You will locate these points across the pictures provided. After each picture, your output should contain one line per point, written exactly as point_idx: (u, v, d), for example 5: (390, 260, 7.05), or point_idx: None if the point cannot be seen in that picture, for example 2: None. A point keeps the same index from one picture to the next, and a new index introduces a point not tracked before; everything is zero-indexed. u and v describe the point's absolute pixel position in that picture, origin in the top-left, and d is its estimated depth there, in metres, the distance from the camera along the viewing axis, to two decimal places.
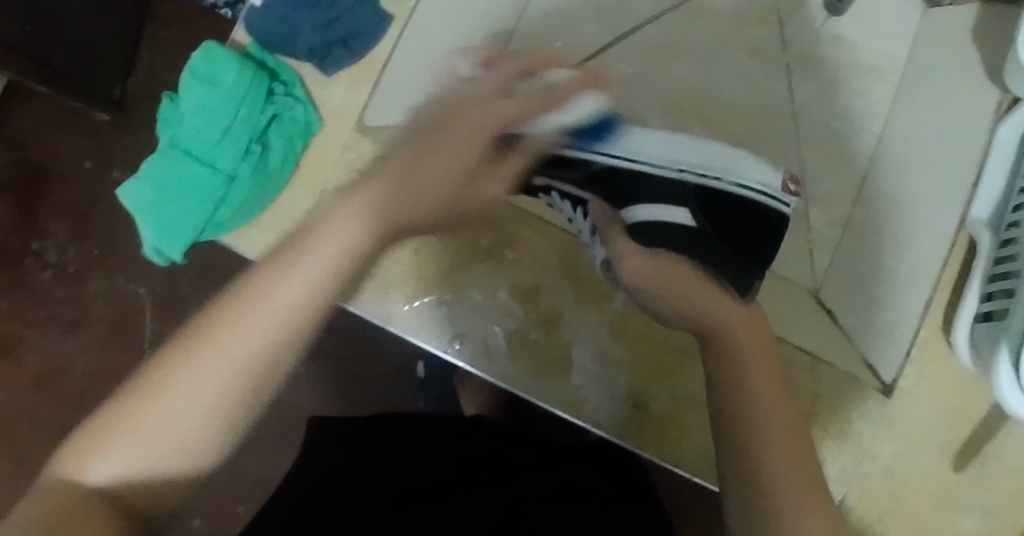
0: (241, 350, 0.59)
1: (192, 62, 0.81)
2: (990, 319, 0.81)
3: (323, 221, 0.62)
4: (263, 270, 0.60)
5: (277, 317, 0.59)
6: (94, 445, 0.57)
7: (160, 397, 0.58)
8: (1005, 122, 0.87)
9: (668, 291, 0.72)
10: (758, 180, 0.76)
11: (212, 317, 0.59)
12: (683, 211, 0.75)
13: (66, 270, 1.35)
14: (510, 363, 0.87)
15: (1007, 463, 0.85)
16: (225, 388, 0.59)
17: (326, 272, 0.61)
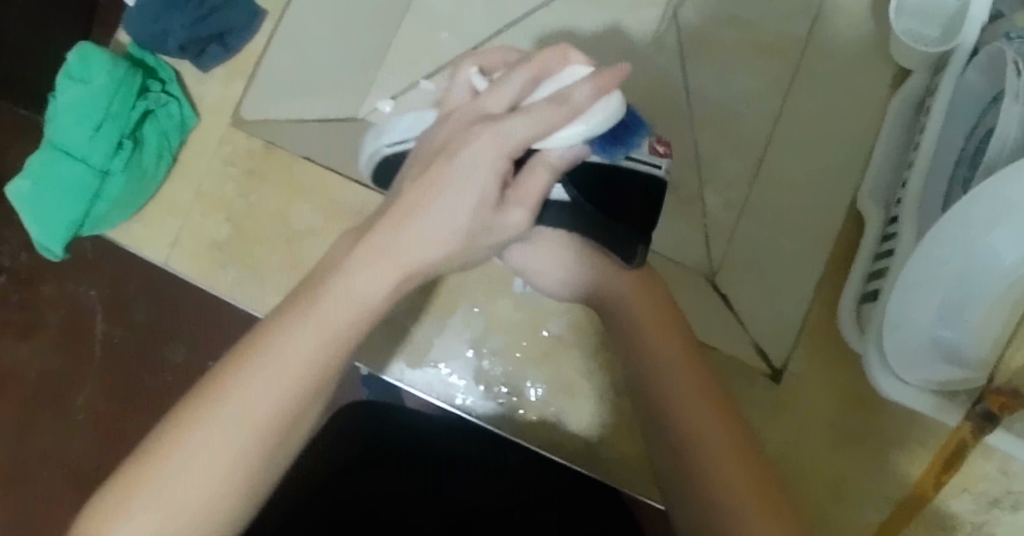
0: (268, 406, 0.55)
1: (67, 62, 0.83)
2: (874, 297, 0.77)
3: (351, 263, 0.57)
4: (264, 330, 0.56)
5: (296, 376, 0.55)
6: (119, 507, 0.54)
7: (192, 451, 0.54)
8: (896, 96, 0.84)
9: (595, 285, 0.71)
10: (625, 149, 0.66)
11: (229, 368, 0.55)
12: (559, 186, 0.67)
13: (19, 276, 1.33)
14: (393, 355, 0.82)
15: (908, 449, 0.77)
16: (253, 450, 0.55)
17: (353, 321, 0.57)
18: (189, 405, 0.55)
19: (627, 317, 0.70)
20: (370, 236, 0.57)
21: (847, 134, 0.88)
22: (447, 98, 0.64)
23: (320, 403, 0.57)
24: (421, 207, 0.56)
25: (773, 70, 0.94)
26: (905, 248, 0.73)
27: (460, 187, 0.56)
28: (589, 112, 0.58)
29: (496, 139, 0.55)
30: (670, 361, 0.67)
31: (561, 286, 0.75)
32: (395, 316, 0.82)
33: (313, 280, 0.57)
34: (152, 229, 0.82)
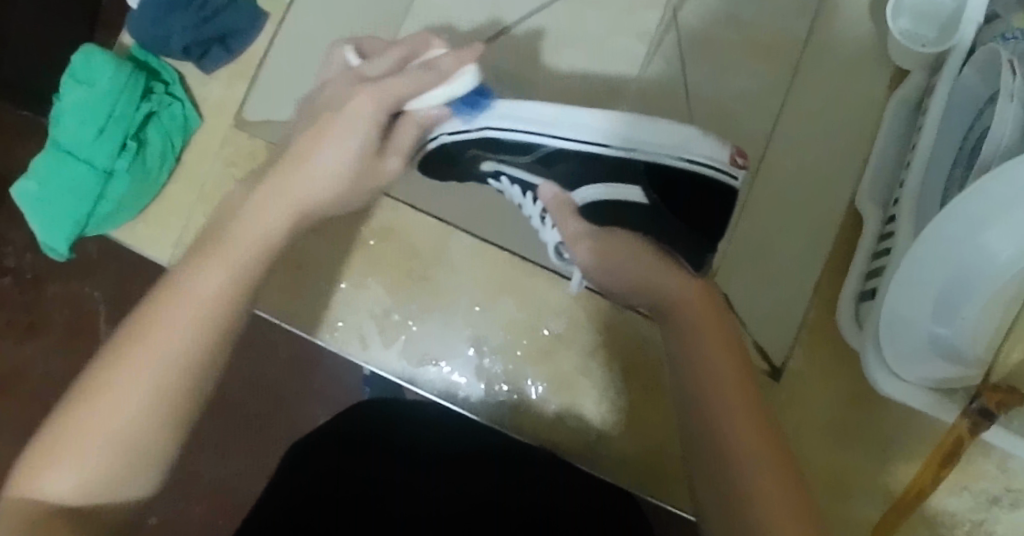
0: (168, 346, 0.55)
1: (71, 63, 0.84)
2: (871, 296, 0.78)
3: (252, 199, 0.60)
4: (175, 278, 0.58)
5: (200, 306, 0.57)
6: (47, 454, 0.54)
7: (115, 390, 0.55)
8: (893, 96, 0.85)
9: (626, 272, 0.69)
10: (704, 155, 0.66)
11: (149, 306, 0.57)
12: (637, 189, 0.69)
13: (24, 276, 1.33)
14: (393, 352, 0.82)
15: (908, 446, 0.79)
16: (171, 386, 0.55)
17: (250, 257, 0.59)
18: (123, 342, 0.56)
19: (688, 327, 0.64)
20: (280, 173, 0.61)
21: (841, 136, 0.90)
22: (461, 78, 0.63)
23: (224, 339, 0.58)
24: (298, 170, 0.61)
25: (771, 68, 0.94)
26: (902, 247, 0.73)
27: (357, 119, 0.61)
28: (452, 79, 0.63)
29: (385, 100, 0.61)
30: (731, 379, 0.60)
31: (619, 283, 0.70)
32: (394, 314, 0.82)
33: (222, 220, 0.61)
34: (154, 229, 0.84)
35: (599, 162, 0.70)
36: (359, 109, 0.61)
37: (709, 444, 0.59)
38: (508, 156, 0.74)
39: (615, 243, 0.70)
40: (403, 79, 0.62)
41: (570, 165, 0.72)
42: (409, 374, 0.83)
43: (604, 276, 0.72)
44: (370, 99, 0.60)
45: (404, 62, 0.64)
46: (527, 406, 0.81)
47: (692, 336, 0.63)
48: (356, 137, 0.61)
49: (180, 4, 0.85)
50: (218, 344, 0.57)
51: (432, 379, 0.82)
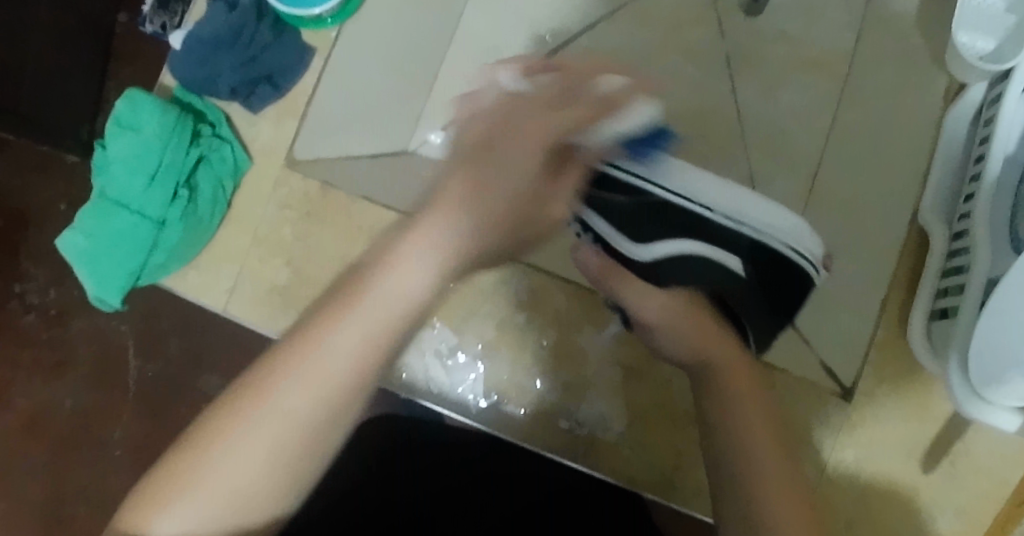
0: (297, 407, 0.54)
1: (116, 109, 0.81)
2: (946, 316, 0.77)
3: (395, 253, 0.55)
4: (304, 330, 0.55)
5: (330, 378, 0.55)
6: (155, 502, 0.55)
7: (236, 445, 0.55)
8: (953, 112, 0.83)
9: (686, 341, 0.73)
10: (806, 248, 0.70)
11: (268, 367, 0.55)
12: (736, 260, 0.70)
13: (50, 313, 1.14)
14: (462, 393, 0.82)
15: (980, 460, 0.80)
16: (300, 431, 0.55)
17: (370, 344, 0.55)
18: (235, 393, 0.55)
19: (727, 384, 0.70)
20: (390, 256, 0.55)
21: (899, 149, 0.87)
22: (635, 115, 0.66)
23: (341, 424, 0.56)
24: (458, 197, 0.56)
25: (822, 84, 0.92)
26: (978, 268, 0.72)
27: (517, 163, 0.59)
28: (629, 114, 0.66)
29: (553, 128, 0.60)
30: (753, 437, 0.66)
31: (682, 348, 0.73)
32: (460, 353, 0.83)
33: (361, 273, 0.56)
34: (208, 277, 0.82)
35: (707, 227, 0.69)
36: (541, 128, 0.60)
37: (734, 469, 0.65)
38: (615, 197, 0.70)
39: (682, 307, 0.74)
40: (558, 114, 0.61)
41: (666, 218, 0.70)
42: (479, 412, 0.82)
43: (670, 338, 0.74)
44: (544, 128, 0.60)
45: (558, 94, 0.63)
46: (599, 440, 0.81)
47: (723, 386, 0.70)
48: (536, 149, 0.59)
49: (227, 43, 0.84)
50: (340, 417, 0.56)
51: (503, 417, 0.82)
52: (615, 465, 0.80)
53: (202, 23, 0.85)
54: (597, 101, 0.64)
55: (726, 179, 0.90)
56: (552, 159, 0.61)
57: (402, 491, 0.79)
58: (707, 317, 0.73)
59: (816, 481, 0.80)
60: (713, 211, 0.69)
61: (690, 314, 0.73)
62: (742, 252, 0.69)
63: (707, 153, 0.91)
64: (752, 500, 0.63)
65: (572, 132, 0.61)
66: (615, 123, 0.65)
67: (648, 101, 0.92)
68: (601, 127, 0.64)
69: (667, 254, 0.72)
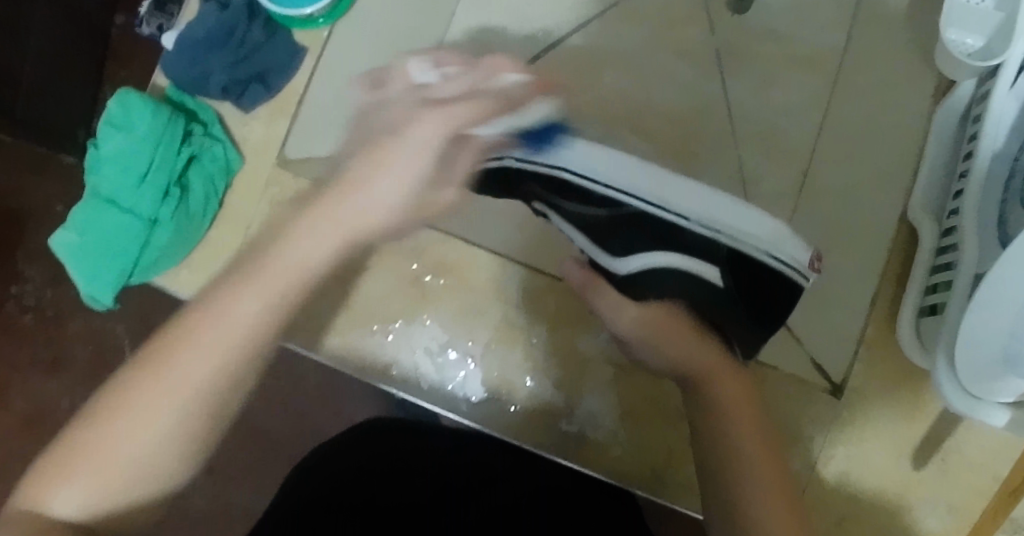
0: (182, 382, 0.56)
1: (109, 109, 0.82)
2: (935, 312, 0.77)
3: (303, 217, 0.59)
4: (192, 309, 0.57)
5: (222, 345, 0.57)
6: (59, 472, 0.55)
7: (142, 408, 0.56)
8: (942, 108, 0.84)
9: (659, 344, 0.71)
10: (791, 255, 0.65)
11: (168, 337, 0.57)
12: (713, 270, 0.65)
13: (46, 313, 1.15)
14: (452, 389, 0.83)
15: (969, 456, 0.80)
16: (199, 407, 0.57)
17: (275, 300, 0.58)
18: (133, 367, 0.57)
19: (715, 395, 0.68)
20: (325, 199, 0.58)
21: (889, 146, 0.88)
22: (532, 112, 0.62)
23: (241, 386, 0.58)
24: (365, 175, 0.58)
25: (811, 82, 0.92)
26: (966, 263, 0.72)
27: (416, 144, 0.57)
28: (528, 111, 0.62)
29: (442, 125, 0.57)
30: (742, 436, 0.66)
31: (664, 362, 0.72)
32: (450, 350, 0.83)
33: (252, 252, 0.59)
34: (200, 275, 0.83)
35: (684, 237, 0.64)
36: (417, 135, 0.57)
37: (725, 476, 0.64)
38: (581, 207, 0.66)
39: (658, 316, 0.71)
40: (472, 107, 0.58)
41: (642, 232, 0.65)
42: (470, 409, 0.82)
43: (654, 351, 0.72)
44: (434, 125, 0.57)
45: (475, 86, 0.60)
46: (590, 436, 0.81)
47: (707, 385, 0.69)
48: (418, 160, 0.58)
49: (218, 43, 0.85)
50: (235, 389, 0.58)
51: (494, 414, 0.82)
52: (605, 461, 0.81)
53: (194, 23, 0.85)
54: (499, 95, 0.60)
55: (717, 177, 0.90)
56: (448, 145, 0.58)
57: (390, 466, 0.78)
58: (681, 325, 0.71)
59: (806, 477, 0.81)
60: (689, 220, 0.63)
61: (670, 319, 0.71)
62: (719, 261, 0.64)
63: (701, 152, 0.90)
64: (736, 505, 0.63)
65: (480, 121, 0.59)
66: (513, 118, 0.61)
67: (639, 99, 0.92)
68: (496, 123, 0.60)
69: (638, 269, 0.69)
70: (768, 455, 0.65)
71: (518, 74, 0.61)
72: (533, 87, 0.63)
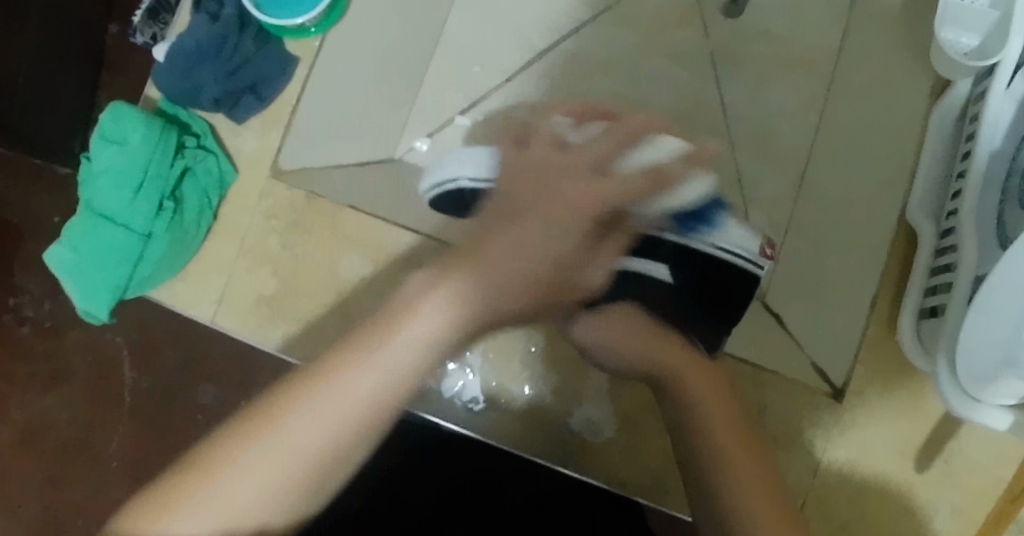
0: (315, 440, 0.62)
1: (102, 122, 0.81)
2: (935, 314, 0.77)
3: (424, 306, 0.66)
4: (330, 367, 0.63)
5: (359, 411, 0.63)
6: (161, 514, 0.60)
7: (265, 476, 0.61)
8: (940, 107, 0.82)
9: (634, 345, 0.78)
10: (735, 246, 0.77)
11: (298, 390, 0.63)
12: (664, 267, 0.78)
13: (44, 326, 1.14)
14: (451, 398, 0.82)
15: (973, 458, 0.79)
16: (321, 455, 0.62)
17: (359, 415, 0.63)
18: (260, 413, 0.62)
19: (679, 386, 0.76)
20: (388, 335, 0.65)
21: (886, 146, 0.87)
22: (693, 185, 0.75)
23: (341, 471, 0.64)
24: (410, 312, 0.66)
25: (806, 84, 0.93)
26: (967, 264, 0.72)
27: (512, 246, 0.69)
28: (659, 144, 0.75)
29: (599, 174, 0.71)
30: (727, 446, 0.72)
31: (620, 360, 0.79)
32: (449, 360, 0.82)
33: (376, 318, 0.66)
34: (196, 289, 0.82)
35: (640, 239, 0.76)
36: (597, 196, 0.71)
37: (709, 473, 0.71)
38: None
39: (620, 319, 0.79)
40: (637, 154, 0.74)
41: (617, 232, 0.74)
42: (469, 416, 0.82)
43: (608, 351, 0.79)
44: (585, 196, 0.71)
45: (615, 161, 0.73)
46: (591, 445, 0.81)
47: (676, 385, 0.76)
48: (527, 237, 0.70)
49: (210, 54, 0.85)
50: (365, 439, 0.64)
51: (495, 424, 0.82)
52: (606, 469, 0.80)
53: (186, 35, 0.85)
54: (649, 175, 0.73)
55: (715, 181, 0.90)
56: (601, 225, 0.72)
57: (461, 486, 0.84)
58: (649, 336, 0.79)
59: (809, 482, 0.80)
60: (640, 222, 0.76)
61: (635, 322, 0.79)
62: (666, 256, 0.77)
63: (696, 154, 0.91)
64: (731, 518, 0.69)
65: (643, 200, 0.73)
66: (669, 197, 0.74)
67: (636, 104, 0.93)
68: (658, 200, 0.73)
69: (616, 271, 0.76)
70: (729, 420, 0.73)
71: (674, 149, 0.76)
72: (691, 163, 0.76)
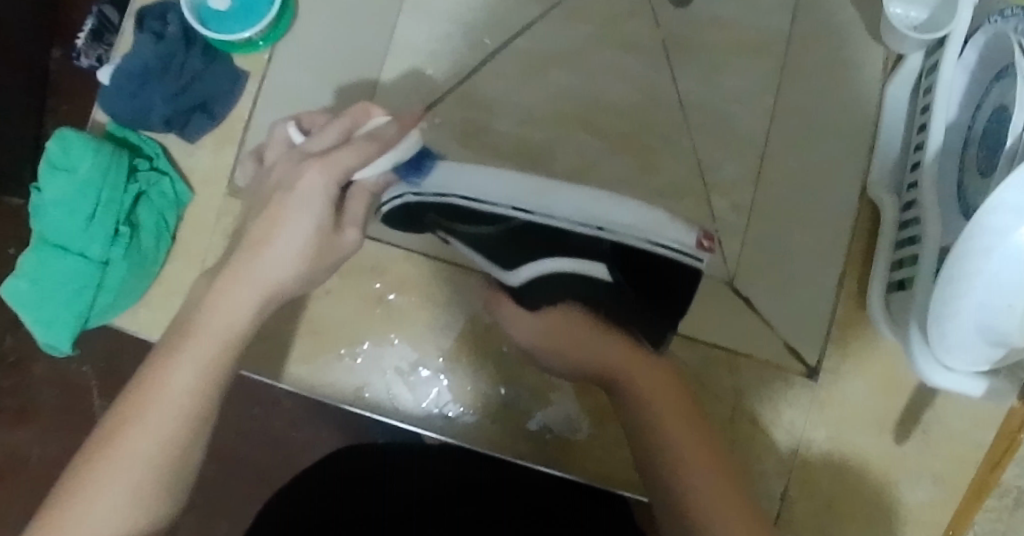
0: (144, 442, 0.57)
1: (49, 150, 0.79)
2: (903, 287, 0.77)
3: (216, 288, 0.60)
4: (150, 374, 0.59)
5: (177, 409, 0.58)
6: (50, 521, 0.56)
7: (101, 493, 0.56)
8: (893, 82, 0.84)
9: (568, 346, 0.73)
10: (673, 240, 0.62)
11: (124, 404, 0.58)
12: (601, 267, 0.65)
13: (7, 359, 1.11)
14: (427, 407, 0.81)
15: (950, 426, 0.80)
16: (149, 469, 0.57)
17: (219, 351, 0.59)
18: (99, 436, 0.58)
19: (630, 386, 0.69)
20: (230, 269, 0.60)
21: (844, 124, 0.87)
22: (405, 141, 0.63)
23: (202, 435, 0.59)
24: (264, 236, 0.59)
25: (761, 66, 0.91)
26: (931, 237, 0.72)
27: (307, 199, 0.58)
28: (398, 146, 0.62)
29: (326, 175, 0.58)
30: (665, 410, 0.67)
31: (563, 364, 0.75)
32: (422, 368, 0.82)
33: (179, 328, 0.61)
34: (160, 312, 0.81)
35: (567, 239, 0.64)
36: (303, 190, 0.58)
37: (663, 474, 0.64)
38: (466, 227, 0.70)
39: (560, 321, 0.73)
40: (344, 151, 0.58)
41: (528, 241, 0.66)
42: (446, 424, 0.81)
43: (554, 356, 0.75)
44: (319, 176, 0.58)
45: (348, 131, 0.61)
46: (571, 443, 0.80)
47: (626, 376, 0.70)
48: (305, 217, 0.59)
49: (157, 74, 0.83)
50: (178, 462, 0.58)
51: (472, 427, 0.81)
52: (588, 464, 0.80)
53: (129, 56, 0.84)
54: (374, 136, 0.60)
55: (675, 169, 0.89)
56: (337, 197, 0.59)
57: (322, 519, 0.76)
58: (585, 325, 0.72)
59: (788, 461, 0.81)
60: (557, 218, 0.63)
61: (565, 320, 0.73)
62: (605, 257, 0.63)
63: (655, 143, 0.90)
64: (678, 487, 0.63)
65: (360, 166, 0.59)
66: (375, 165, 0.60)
67: (586, 96, 0.92)
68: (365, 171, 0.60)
69: (530, 279, 0.71)
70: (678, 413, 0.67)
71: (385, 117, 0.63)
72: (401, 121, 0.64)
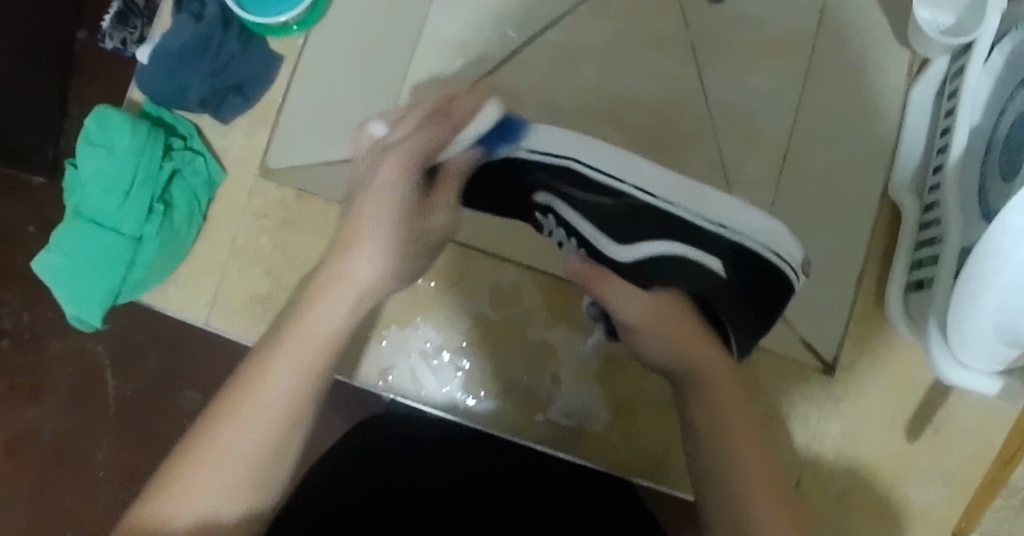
0: (267, 416, 0.58)
1: (86, 127, 0.80)
2: (922, 286, 0.79)
3: (317, 284, 0.62)
4: (259, 359, 0.60)
5: (286, 393, 0.59)
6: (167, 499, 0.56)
7: (209, 478, 0.57)
8: (919, 85, 0.86)
9: (666, 338, 0.70)
10: (784, 251, 0.70)
11: (229, 395, 0.59)
12: (717, 261, 0.69)
13: (23, 336, 1.05)
14: (450, 393, 0.82)
15: (962, 425, 0.82)
16: (281, 427, 0.59)
17: (319, 349, 0.60)
18: (210, 417, 0.58)
19: (705, 393, 0.68)
20: (336, 268, 0.62)
21: (869, 126, 0.89)
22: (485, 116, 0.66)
23: (300, 424, 0.60)
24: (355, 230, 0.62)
25: (786, 66, 0.91)
26: (952, 238, 0.73)
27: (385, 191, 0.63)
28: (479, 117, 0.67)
29: (396, 167, 0.63)
30: (734, 419, 0.66)
31: (663, 355, 0.71)
32: (446, 352, 0.83)
33: (290, 308, 0.62)
34: (189, 290, 0.82)
35: (690, 229, 0.69)
36: (382, 188, 0.63)
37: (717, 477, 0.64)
38: (584, 195, 0.71)
39: (667, 309, 0.71)
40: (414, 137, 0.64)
41: (649, 222, 0.70)
42: (469, 411, 0.82)
43: (654, 343, 0.71)
44: (391, 167, 0.63)
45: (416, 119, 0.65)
46: (590, 430, 0.82)
47: (701, 384, 0.68)
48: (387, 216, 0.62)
49: (195, 54, 0.84)
50: (286, 438, 0.59)
51: (493, 413, 0.82)
52: (608, 451, 0.82)
53: (168, 35, 0.84)
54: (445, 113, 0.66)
55: (698, 166, 0.90)
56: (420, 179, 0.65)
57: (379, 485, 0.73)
58: (691, 321, 0.70)
59: (804, 456, 0.82)
60: (679, 208, 0.69)
61: (670, 309, 0.71)
62: (722, 253, 0.69)
63: (680, 140, 0.90)
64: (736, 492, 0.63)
65: (433, 147, 0.65)
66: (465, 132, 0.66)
67: (615, 92, 0.91)
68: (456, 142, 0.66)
69: (647, 256, 0.71)
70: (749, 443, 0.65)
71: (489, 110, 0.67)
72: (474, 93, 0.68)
